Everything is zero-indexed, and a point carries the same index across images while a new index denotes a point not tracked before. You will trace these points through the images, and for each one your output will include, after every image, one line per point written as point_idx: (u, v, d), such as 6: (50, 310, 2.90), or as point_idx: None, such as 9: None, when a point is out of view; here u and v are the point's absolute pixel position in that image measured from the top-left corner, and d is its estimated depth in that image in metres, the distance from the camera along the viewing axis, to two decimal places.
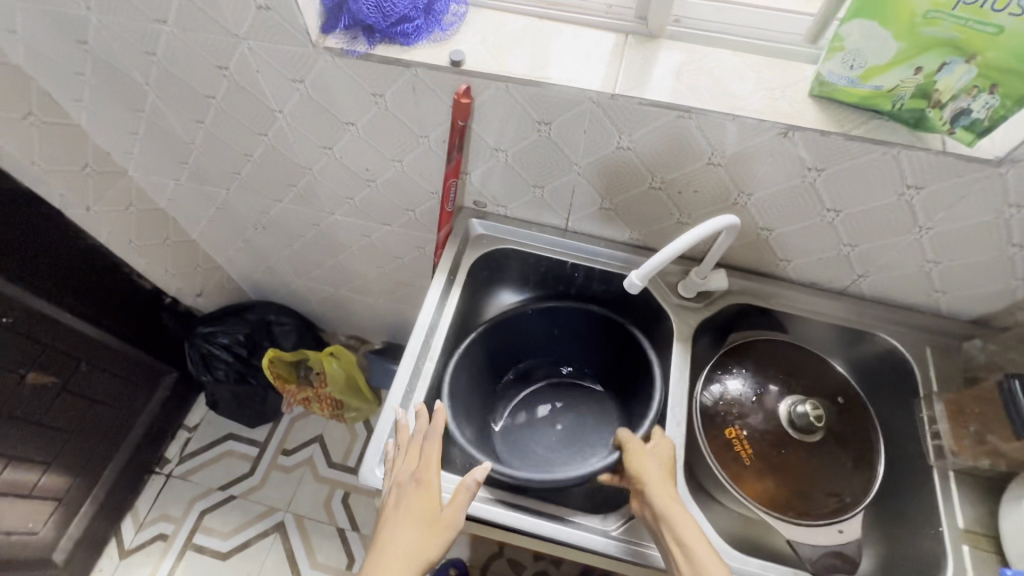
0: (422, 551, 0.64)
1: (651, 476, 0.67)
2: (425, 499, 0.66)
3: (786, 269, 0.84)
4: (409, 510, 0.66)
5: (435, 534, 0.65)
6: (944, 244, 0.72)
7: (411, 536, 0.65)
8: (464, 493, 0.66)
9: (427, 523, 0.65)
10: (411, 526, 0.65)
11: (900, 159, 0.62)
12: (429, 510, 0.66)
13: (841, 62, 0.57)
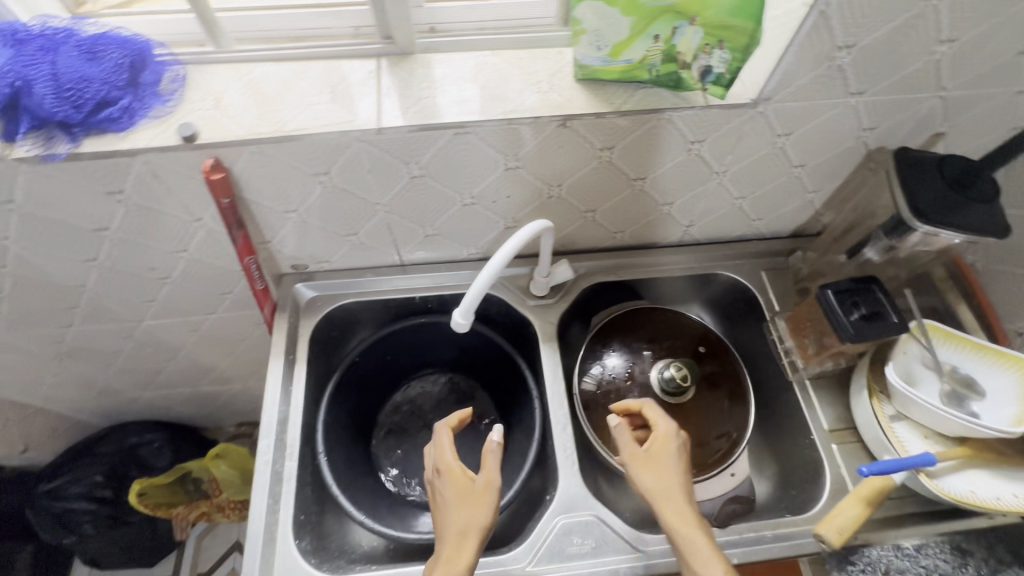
0: (483, 516, 0.58)
1: (653, 482, 0.62)
2: (455, 481, 0.60)
3: (624, 238, 0.86)
4: (444, 496, 0.60)
5: (486, 499, 0.59)
6: (743, 181, 0.76)
7: (461, 507, 0.58)
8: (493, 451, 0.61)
9: (469, 498, 0.59)
10: (459, 503, 0.58)
11: (675, 121, 0.63)
12: (466, 484, 0.60)
13: (588, 43, 0.55)
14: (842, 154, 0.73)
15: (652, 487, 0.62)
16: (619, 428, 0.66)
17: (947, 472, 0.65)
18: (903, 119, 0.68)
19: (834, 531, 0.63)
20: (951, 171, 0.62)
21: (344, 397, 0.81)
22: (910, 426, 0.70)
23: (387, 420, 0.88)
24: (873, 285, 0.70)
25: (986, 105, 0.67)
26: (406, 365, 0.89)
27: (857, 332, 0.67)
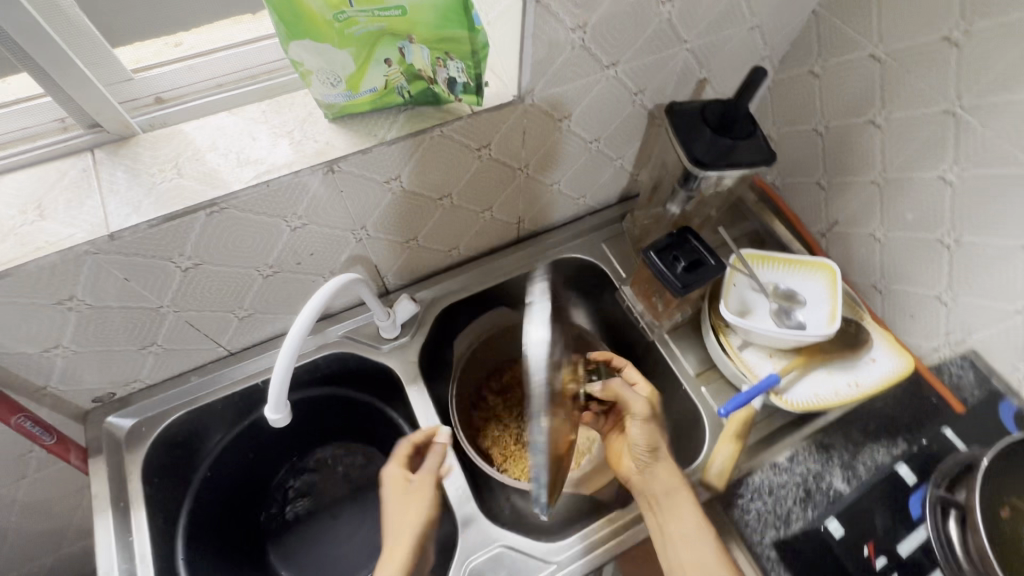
0: (412, 521, 0.61)
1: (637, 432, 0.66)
2: (396, 483, 0.65)
3: (461, 252, 0.83)
4: (386, 502, 0.64)
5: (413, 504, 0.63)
6: (549, 167, 0.76)
7: (397, 516, 0.62)
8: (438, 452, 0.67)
9: (408, 503, 0.63)
10: (395, 513, 0.62)
11: (448, 135, 0.60)
12: (401, 486, 0.65)
13: (320, 82, 0.51)
14: (627, 120, 0.75)
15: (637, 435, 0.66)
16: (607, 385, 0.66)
17: (791, 383, 0.71)
18: (665, 75, 0.71)
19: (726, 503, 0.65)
20: (712, 116, 0.66)
21: (203, 524, 0.73)
22: (755, 351, 0.75)
23: (278, 517, 0.81)
24: (688, 235, 0.73)
25: (729, 46, 0.72)
26: (281, 454, 0.82)
27: (683, 284, 0.69)
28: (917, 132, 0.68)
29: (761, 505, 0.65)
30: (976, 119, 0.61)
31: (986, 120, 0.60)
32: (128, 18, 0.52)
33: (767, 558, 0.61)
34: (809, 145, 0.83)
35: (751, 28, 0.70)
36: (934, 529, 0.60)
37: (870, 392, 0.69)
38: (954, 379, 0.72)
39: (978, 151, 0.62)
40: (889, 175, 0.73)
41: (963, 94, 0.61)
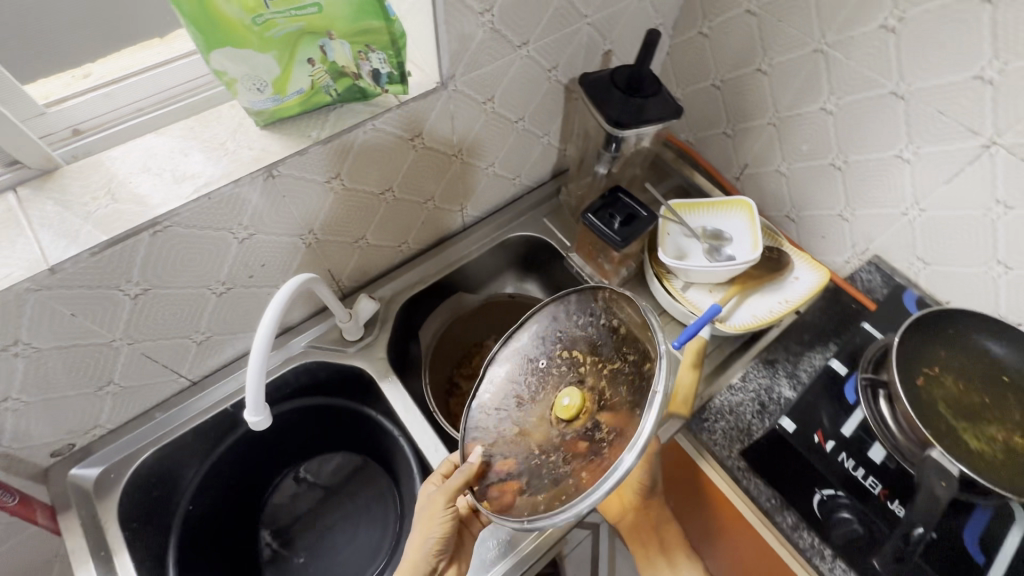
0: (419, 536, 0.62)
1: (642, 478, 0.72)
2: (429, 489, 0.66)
3: (410, 245, 0.85)
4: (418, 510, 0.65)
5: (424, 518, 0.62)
6: (481, 151, 0.80)
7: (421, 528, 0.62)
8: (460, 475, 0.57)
9: (430, 518, 0.61)
10: (422, 525, 0.62)
11: (381, 128, 0.62)
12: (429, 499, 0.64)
13: (246, 90, 0.52)
14: (546, 97, 0.80)
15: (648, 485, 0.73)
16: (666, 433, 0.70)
17: (732, 311, 0.78)
18: (573, 51, 0.76)
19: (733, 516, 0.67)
20: (621, 81, 0.72)
21: (191, 559, 0.72)
22: (697, 289, 0.82)
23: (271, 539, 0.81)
24: (619, 193, 0.79)
25: (625, 17, 0.78)
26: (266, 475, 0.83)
27: (623, 237, 0.75)
28: (796, 72, 0.77)
29: (726, 423, 0.71)
30: (840, 53, 0.70)
31: (846, 53, 0.70)
32: (38, 62, 0.53)
33: (736, 469, 0.67)
34: (711, 100, 0.92)
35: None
36: (870, 411, 0.67)
37: (799, 305, 0.77)
38: (866, 284, 0.82)
39: (846, 80, 0.72)
40: (781, 114, 0.82)
41: (826, 32, 0.71)
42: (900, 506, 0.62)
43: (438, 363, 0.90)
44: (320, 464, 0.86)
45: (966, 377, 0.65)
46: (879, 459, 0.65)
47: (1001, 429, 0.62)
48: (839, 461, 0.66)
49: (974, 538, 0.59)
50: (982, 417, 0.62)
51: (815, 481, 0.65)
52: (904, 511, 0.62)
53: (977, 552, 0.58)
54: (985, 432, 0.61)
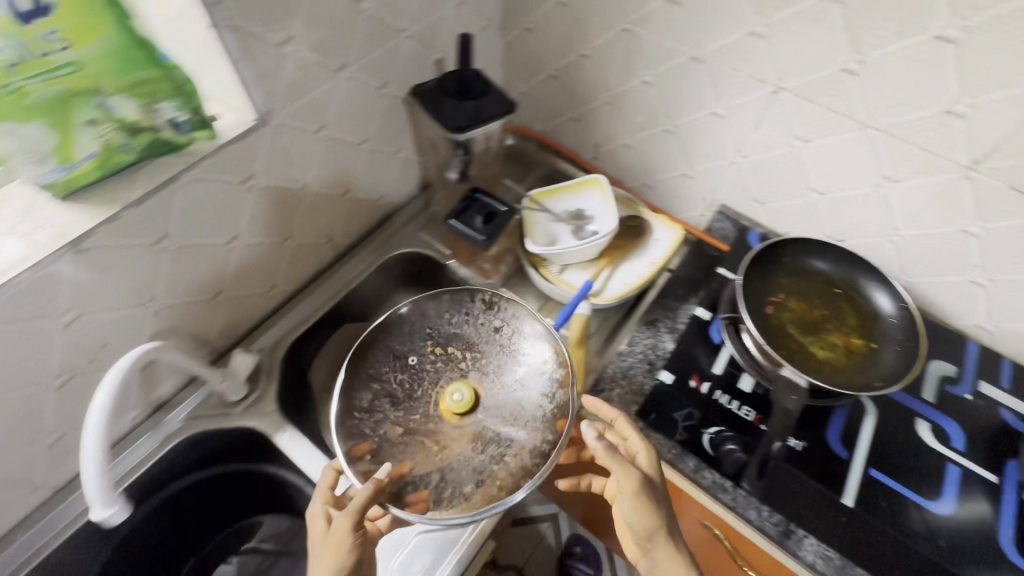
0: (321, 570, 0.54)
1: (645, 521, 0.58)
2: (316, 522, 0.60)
3: (282, 288, 0.82)
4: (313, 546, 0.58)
5: (326, 551, 0.55)
6: (331, 178, 0.78)
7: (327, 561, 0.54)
8: (365, 492, 0.56)
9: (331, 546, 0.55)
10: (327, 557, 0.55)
11: (201, 175, 0.60)
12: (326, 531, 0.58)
13: (23, 164, 0.47)
14: (386, 113, 0.80)
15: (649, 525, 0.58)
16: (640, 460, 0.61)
17: (606, 283, 0.82)
18: (400, 65, 0.77)
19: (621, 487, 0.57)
20: (451, 87, 0.74)
21: None
22: (572, 270, 0.85)
23: None
24: (476, 194, 0.80)
25: (446, 25, 0.80)
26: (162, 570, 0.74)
27: (487, 235, 0.76)
28: (613, 53, 0.82)
29: (619, 391, 0.74)
30: (642, 29, 0.76)
31: (647, 28, 0.76)
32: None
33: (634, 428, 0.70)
34: (552, 89, 0.96)
35: (458, 5, 0.80)
36: (736, 345, 0.73)
37: (663, 264, 0.82)
38: (721, 231, 0.89)
39: (655, 53, 0.78)
40: (612, 92, 0.88)
41: (627, 13, 0.76)
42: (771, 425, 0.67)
43: None
44: (223, 550, 0.78)
45: (806, 295, 0.72)
46: (749, 388, 0.71)
47: (842, 333, 0.69)
48: (715, 399, 0.70)
49: (837, 436, 0.66)
50: (825, 327, 0.70)
51: (700, 421, 0.69)
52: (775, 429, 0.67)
53: (841, 447, 0.65)
54: (828, 339, 0.69)
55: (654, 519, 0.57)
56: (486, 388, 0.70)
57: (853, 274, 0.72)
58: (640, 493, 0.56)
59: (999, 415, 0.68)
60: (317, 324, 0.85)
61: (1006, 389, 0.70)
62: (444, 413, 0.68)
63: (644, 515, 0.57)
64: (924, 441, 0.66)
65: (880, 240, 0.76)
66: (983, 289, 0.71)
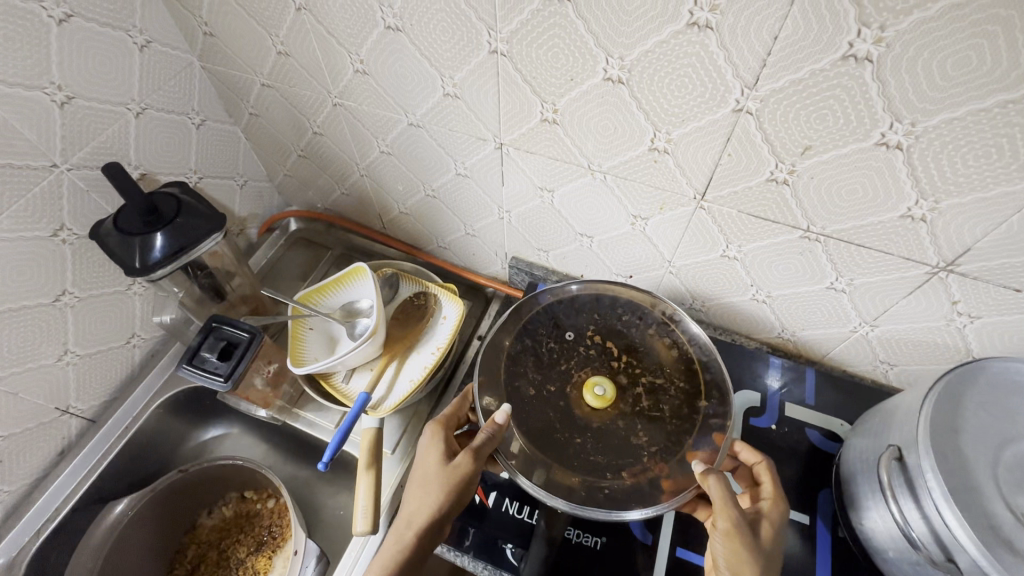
0: (433, 497, 0.54)
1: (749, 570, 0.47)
2: (434, 446, 0.58)
3: (8, 488, 0.68)
4: (422, 458, 0.58)
5: (439, 482, 0.55)
6: (26, 354, 0.65)
7: (426, 501, 0.54)
8: (484, 437, 0.53)
9: (436, 480, 0.55)
10: (428, 487, 0.55)
11: None
12: (441, 457, 0.57)
13: None
14: (84, 257, 0.68)
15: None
16: (771, 515, 0.52)
17: (393, 381, 0.72)
18: (75, 202, 0.65)
19: (716, 524, 0.50)
20: (129, 217, 0.62)
21: None
22: (359, 374, 0.75)
23: None
24: (213, 323, 0.68)
25: (132, 138, 0.69)
26: None
27: (228, 374, 0.65)
28: (341, 128, 0.73)
29: None
30: (351, 102, 0.67)
31: (354, 101, 0.67)
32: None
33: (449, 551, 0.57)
34: (310, 169, 0.86)
35: (140, 113, 0.68)
36: None
37: (449, 347, 0.73)
38: None
39: (376, 123, 0.69)
40: (363, 165, 0.79)
41: (330, 88, 0.67)
42: (572, 528, 0.58)
43: None
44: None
45: (639, 358, 0.61)
46: None
47: (683, 400, 0.58)
48: (505, 509, 0.59)
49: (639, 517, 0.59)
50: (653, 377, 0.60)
51: (500, 535, 0.57)
52: (578, 532, 0.57)
53: (645, 533, 0.57)
54: (668, 405, 0.57)
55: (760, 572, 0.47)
56: (626, 377, 0.60)
57: (679, 325, 0.63)
58: (735, 535, 0.48)
59: (806, 437, 0.65)
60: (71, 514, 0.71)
61: (812, 406, 0.67)
62: (582, 406, 0.57)
63: (733, 562, 0.48)
64: None
65: (661, 273, 0.70)
66: (765, 304, 0.66)
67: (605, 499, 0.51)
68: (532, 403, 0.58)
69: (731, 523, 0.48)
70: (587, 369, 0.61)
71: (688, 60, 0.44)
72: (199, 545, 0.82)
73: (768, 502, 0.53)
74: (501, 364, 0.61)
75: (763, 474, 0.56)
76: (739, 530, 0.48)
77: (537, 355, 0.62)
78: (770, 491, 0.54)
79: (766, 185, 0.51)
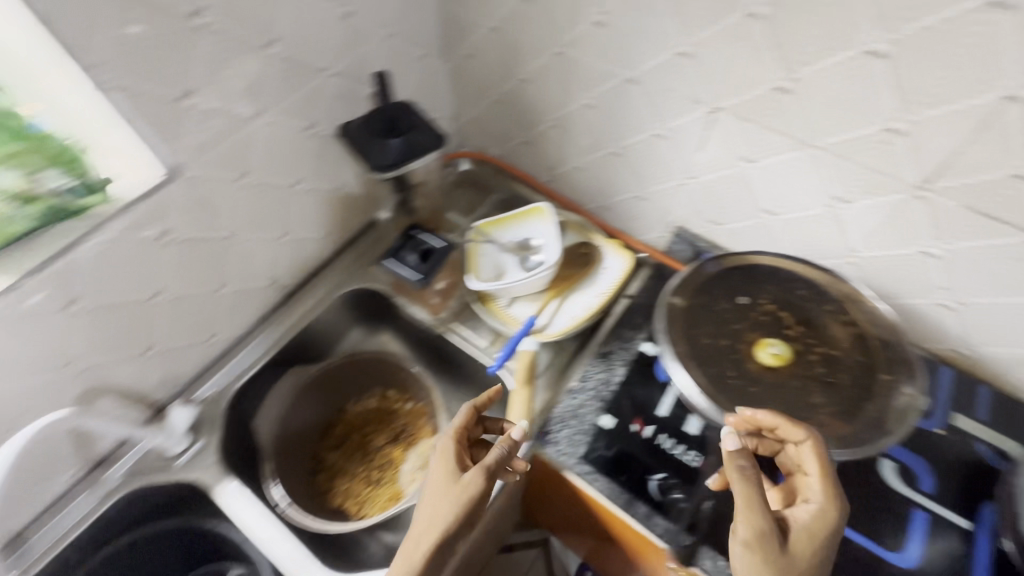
0: (446, 510, 0.57)
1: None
2: (444, 466, 0.62)
3: (225, 334, 0.81)
4: (433, 479, 0.62)
5: (456, 489, 0.59)
6: (264, 225, 0.76)
7: (445, 503, 0.58)
8: (499, 449, 0.61)
9: (448, 492, 0.59)
10: (442, 494, 0.59)
11: (110, 238, 0.58)
12: (449, 481, 0.60)
13: None
14: (320, 152, 0.78)
15: None
16: (795, 527, 0.49)
17: (555, 315, 0.79)
18: (327, 104, 0.75)
19: (737, 532, 0.48)
20: (377, 124, 0.72)
21: None
22: (521, 302, 0.82)
23: None
24: (412, 233, 0.79)
25: (377, 57, 0.78)
26: None
27: (422, 275, 0.74)
28: (551, 76, 0.79)
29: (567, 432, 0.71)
30: (574, 51, 0.73)
31: (579, 50, 0.72)
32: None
33: (581, 473, 0.66)
34: (500, 114, 0.93)
35: (388, 36, 0.78)
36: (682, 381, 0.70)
37: (613, 295, 0.79)
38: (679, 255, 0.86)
39: (591, 75, 0.74)
40: (557, 115, 0.84)
41: (559, 36, 0.73)
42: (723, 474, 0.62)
43: (298, 444, 0.88)
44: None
45: (817, 331, 0.63)
46: (697, 429, 0.68)
47: (859, 370, 0.60)
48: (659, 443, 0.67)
49: None
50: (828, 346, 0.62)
51: (646, 468, 0.66)
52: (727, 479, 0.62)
53: None
54: (844, 373, 0.59)
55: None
56: (803, 346, 0.61)
57: (860, 306, 0.63)
58: (760, 546, 0.47)
59: (973, 450, 0.64)
60: (263, 369, 0.83)
61: (983, 422, 0.66)
62: (756, 355, 0.61)
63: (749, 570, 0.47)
64: (891, 486, 0.61)
65: (842, 261, 0.71)
66: (953, 311, 0.65)
67: (785, 439, 0.54)
68: (708, 349, 0.61)
69: (753, 531, 0.48)
70: (760, 331, 0.63)
71: (972, 40, 0.45)
72: (346, 426, 0.92)
73: (810, 510, 0.50)
74: (679, 310, 0.64)
75: (813, 461, 0.52)
76: (764, 539, 0.47)
77: (713, 309, 0.65)
78: (810, 492, 0.51)
79: (1011, 180, 0.51)
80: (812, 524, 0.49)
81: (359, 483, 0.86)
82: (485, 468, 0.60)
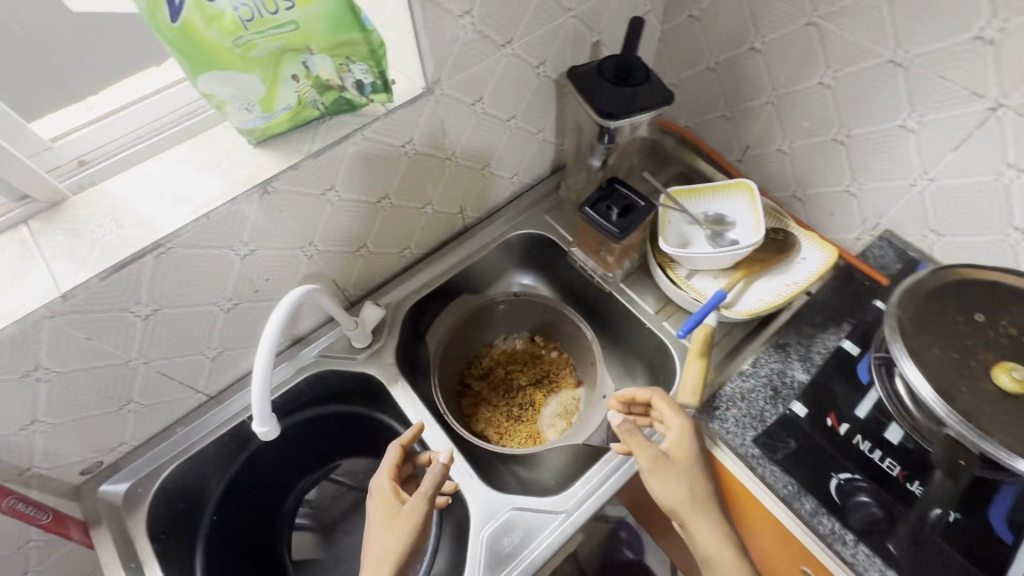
0: (399, 530, 0.61)
1: (670, 494, 0.65)
2: (385, 502, 0.65)
3: (414, 250, 0.86)
4: (373, 517, 0.64)
5: (401, 517, 0.62)
6: (475, 154, 0.80)
7: (391, 535, 0.61)
8: (432, 475, 0.63)
9: (392, 520, 0.63)
10: (387, 524, 0.62)
11: (371, 137, 0.63)
12: (393, 508, 0.64)
13: (236, 110, 0.54)
14: (537, 92, 0.80)
15: (677, 496, 0.65)
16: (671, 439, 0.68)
17: (739, 295, 0.78)
18: (560, 45, 0.76)
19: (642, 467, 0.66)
20: (610, 71, 0.72)
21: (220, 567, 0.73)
22: (702, 276, 0.81)
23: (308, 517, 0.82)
24: (616, 185, 0.78)
25: (613, 6, 0.78)
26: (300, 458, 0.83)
27: (620, 229, 0.74)
28: (791, 49, 0.75)
29: (738, 412, 0.71)
30: (834, 24, 0.68)
31: (840, 23, 0.68)
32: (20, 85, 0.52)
33: (750, 456, 0.68)
34: (706, 84, 0.90)
35: None
36: (884, 389, 0.69)
37: (807, 287, 0.76)
38: (879, 260, 0.81)
39: (844, 52, 0.69)
40: (779, 91, 0.80)
41: (818, 6, 0.69)
42: (921, 486, 0.63)
43: (450, 366, 0.92)
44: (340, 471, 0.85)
45: None
46: (896, 440, 0.66)
47: None
48: (855, 443, 0.67)
49: (1002, 518, 0.60)
50: None
51: (831, 465, 0.66)
52: (924, 492, 0.62)
53: (1007, 532, 0.60)
54: None
55: (680, 488, 0.65)
56: None
57: None
58: (658, 469, 0.65)
59: None
60: (437, 290, 0.88)
61: None
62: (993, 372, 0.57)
63: (670, 493, 0.65)
64: None
65: None
66: None
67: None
68: (938, 359, 0.58)
69: (652, 461, 0.66)
70: (998, 354, 0.58)
71: None
72: (492, 359, 0.96)
73: (676, 431, 0.68)
74: (906, 314, 0.61)
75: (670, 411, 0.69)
76: (658, 462, 0.65)
77: (945, 320, 0.60)
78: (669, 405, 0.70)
79: None
80: (680, 433, 0.67)
81: (501, 414, 0.90)
82: (440, 472, 0.63)
